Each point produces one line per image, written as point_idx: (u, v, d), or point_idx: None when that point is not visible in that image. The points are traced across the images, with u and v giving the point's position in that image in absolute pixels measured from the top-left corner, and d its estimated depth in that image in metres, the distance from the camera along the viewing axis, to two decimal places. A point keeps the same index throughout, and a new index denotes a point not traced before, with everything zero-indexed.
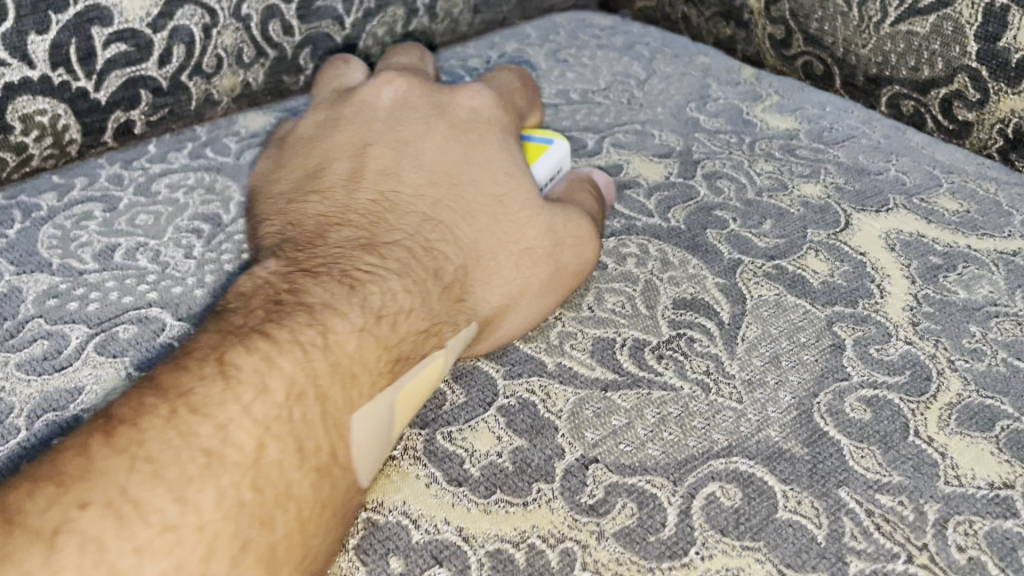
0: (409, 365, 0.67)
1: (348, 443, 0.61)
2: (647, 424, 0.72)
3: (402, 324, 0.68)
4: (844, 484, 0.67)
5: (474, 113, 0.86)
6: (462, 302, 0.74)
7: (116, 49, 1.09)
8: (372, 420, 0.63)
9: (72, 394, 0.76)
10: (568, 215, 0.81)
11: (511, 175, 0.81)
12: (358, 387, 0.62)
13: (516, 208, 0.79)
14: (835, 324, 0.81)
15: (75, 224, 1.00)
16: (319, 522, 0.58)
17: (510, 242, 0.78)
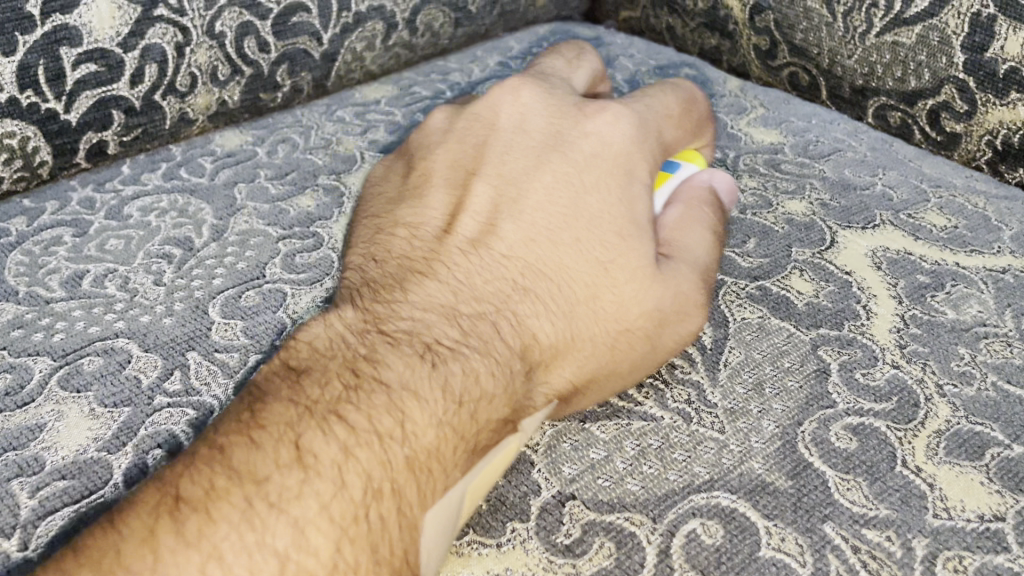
0: (493, 448, 0.64)
1: (422, 542, 0.57)
2: (626, 457, 0.69)
3: (484, 408, 0.65)
4: (829, 518, 0.65)
5: (598, 152, 0.79)
6: (554, 373, 0.71)
7: (86, 69, 1.06)
8: (447, 518, 0.60)
9: (33, 432, 0.74)
10: (679, 283, 0.73)
11: (628, 229, 0.74)
12: (438, 476, 0.59)
13: (608, 264, 0.73)
14: (820, 348, 0.78)
15: (44, 250, 0.98)
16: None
17: (613, 317, 0.72)
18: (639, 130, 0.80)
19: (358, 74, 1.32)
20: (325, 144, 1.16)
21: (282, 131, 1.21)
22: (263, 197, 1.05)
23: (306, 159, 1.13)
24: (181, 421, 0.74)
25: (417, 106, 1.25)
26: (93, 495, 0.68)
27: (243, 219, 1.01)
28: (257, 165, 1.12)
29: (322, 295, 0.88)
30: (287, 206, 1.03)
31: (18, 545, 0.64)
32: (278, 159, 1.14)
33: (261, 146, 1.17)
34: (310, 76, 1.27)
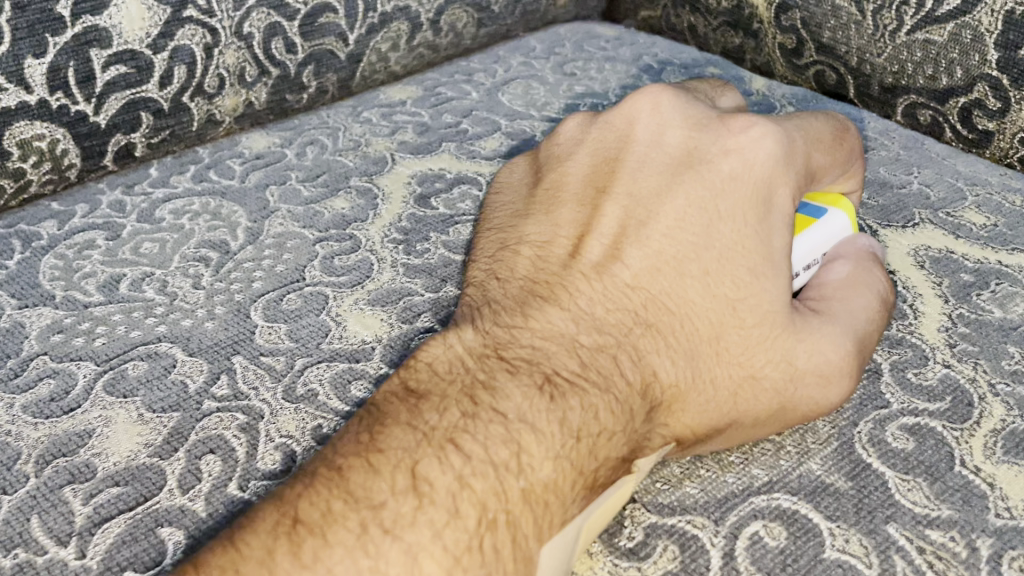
0: (607, 489, 0.62)
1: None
2: (683, 460, 0.69)
3: (604, 453, 0.62)
4: (892, 519, 0.65)
5: (740, 178, 0.71)
6: (678, 422, 0.67)
7: (116, 71, 1.06)
8: (561, 552, 0.58)
9: (81, 438, 0.73)
10: (812, 331, 0.67)
11: (765, 271, 0.68)
12: (554, 516, 0.58)
13: (738, 309, 0.67)
14: (870, 348, 0.78)
15: (78, 254, 0.97)
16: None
17: (743, 368, 0.66)
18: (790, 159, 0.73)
19: (383, 75, 1.31)
20: (354, 145, 1.16)
21: (309, 132, 1.20)
22: (296, 200, 1.04)
23: (337, 161, 1.12)
24: (232, 426, 0.73)
25: (443, 106, 1.24)
26: (148, 502, 0.67)
27: (278, 222, 1.00)
28: (287, 167, 1.11)
29: (365, 298, 0.87)
30: (321, 208, 1.02)
31: (75, 554, 0.63)
32: (307, 160, 1.13)
33: (289, 148, 1.16)
34: (336, 77, 1.26)
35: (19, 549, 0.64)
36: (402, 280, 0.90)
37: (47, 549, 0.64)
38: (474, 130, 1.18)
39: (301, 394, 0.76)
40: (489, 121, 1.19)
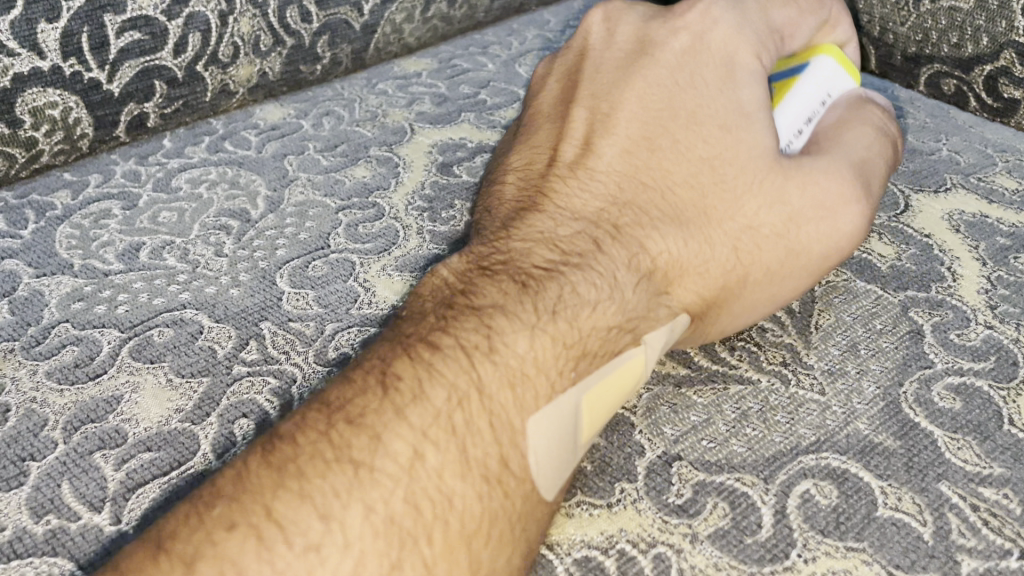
0: (598, 363, 0.60)
1: (523, 447, 0.54)
2: (728, 420, 0.68)
3: (586, 321, 0.61)
4: (943, 478, 0.63)
5: (689, 53, 0.74)
6: (670, 292, 0.66)
7: (130, 37, 1.04)
8: (554, 422, 0.56)
9: (110, 404, 0.71)
10: (803, 172, 0.69)
11: (734, 127, 0.70)
12: (541, 382, 0.56)
13: (718, 167, 0.69)
14: (910, 309, 0.77)
15: (94, 223, 0.95)
16: (500, 528, 0.52)
17: (742, 221, 0.68)
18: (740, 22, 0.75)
19: (397, 47, 1.30)
20: (372, 116, 1.14)
21: (325, 103, 1.18)
22: (315, 169, 1.02)
23: (355, 132, 1.10)
24: (264, 391, 0.72)
25: (460, 78, 1.22)
26: (182, 466, 0.65)
27: (298, 191, 0.98)
28: (304, 138, 1.09)
29: (392, 264, 0.86)
30: (341, 176, 1.00)
31: (110, 519, 0.62)
32: (324, 131, 1.11)
33: (305, 119, 1.14)
34: (351, 48, 1.24)
35: (50, 514, 0.62)
36: (429, 246, 0.88)
37: (79, 514, 0.62)
38: (493, 101, 1.16)
39: (334, 358, 0.75)
40: (508, 93, 1.18)
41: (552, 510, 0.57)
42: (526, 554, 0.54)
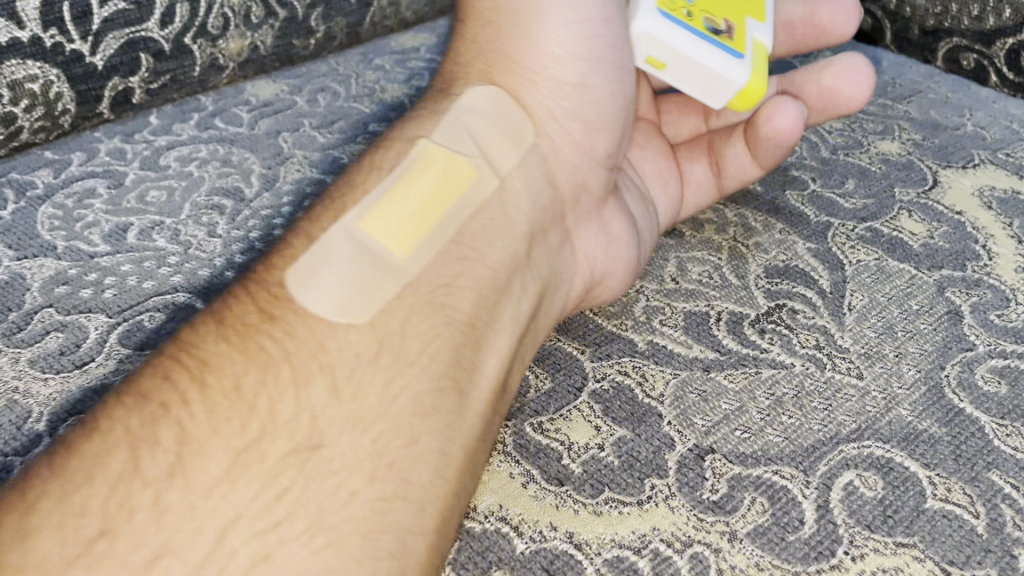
0: (418, 210, 0.56)
1: (332, 299, 0.51)
2: (762, 408, 0.64)
3: (356, 181, 0.58)
4: (993, 467, 0.60)
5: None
6: (460, 137, 0.62)
7: (114, 7, 0.98)
8: (371, 271, 0.53)
9: (98, 394, 0.66)
10: (499, 31, 0.69)
11: (489, 6, 0.69)
12: (301, 240, 0.54)
13: (466, 50, 0.70)
14: (947, 289, 0.73)
15: (78, 203, 0.89)
16: (277, 377, 0.48)
17: (519, 92, 0.68)
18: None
19: (393, 21, 1.24)
20: (369, 92, 1.09)
21: (320, 79, 1.12)
22: (312, 146, 0.97)
23: (352, 108, 1.05)
24: None
25: None
26: None
27: (294, 169, 0.93)
28: (299, 114, 1.04)
29: None
30: (339, 154, 0.96)
31: None
32: (320, 107, 1.06)
33: (299, 95, 1.09)
34: (346, 22, 1.18)
35: None
36: None
37: None
38: None
39: None
40: None
41: (373, 352, 0.51)
42: (334, 399, 0.49)
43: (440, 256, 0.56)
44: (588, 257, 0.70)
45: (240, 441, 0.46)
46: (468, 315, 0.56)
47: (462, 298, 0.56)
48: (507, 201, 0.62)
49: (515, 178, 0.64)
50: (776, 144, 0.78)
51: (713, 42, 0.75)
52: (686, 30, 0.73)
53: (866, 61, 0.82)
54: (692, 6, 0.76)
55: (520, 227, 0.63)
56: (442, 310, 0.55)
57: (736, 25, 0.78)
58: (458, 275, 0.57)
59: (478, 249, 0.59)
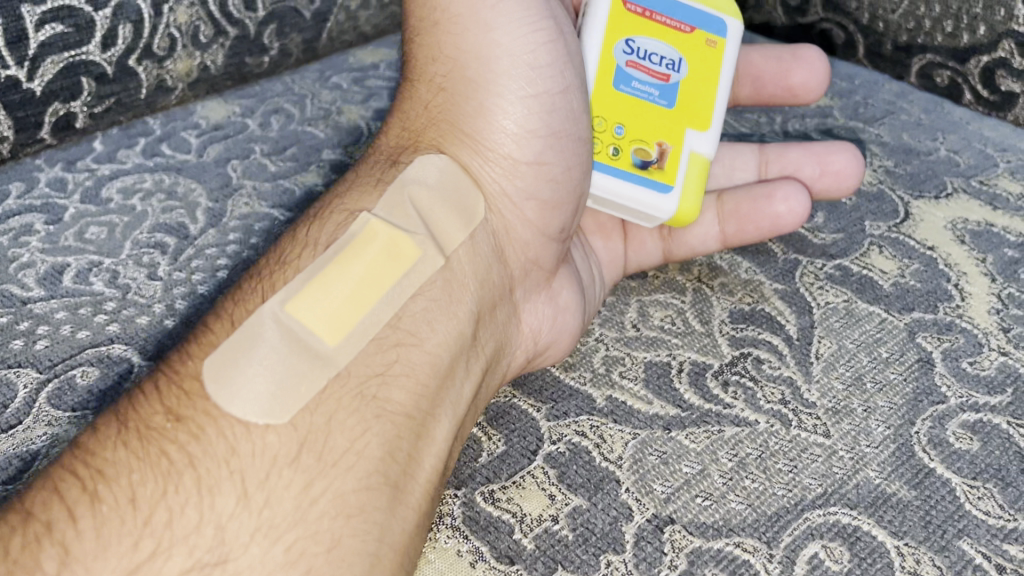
0: (348, 288, 0.54)
1: (249, 392, 0.49)
2: (724, 471, 0.60)
3: (288, 261, 0.56)
4: (964, 534, 0.57)
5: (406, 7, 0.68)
6: (403, 209, 0.59)
7: (51, 30, 0.92)
8: (290, 360, 0.50)
9: (24, 462, 0.63)
10: (452, 99, 0.66)
11: (442, 73, 0.67)
12: (221, 330, 0.52)
13: (415, 116, 0.67)
14: (918, 334, 0.70)
15: (13, 241, 0.85)
16: (181, 486, 0.46)
17: (472, 165, 0.65)
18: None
19: (351, 36, 1.19)
20: (325, 114, 1.05)
21: (274, 99, 1.08)
22: (262, 176, 0.93)
23: (306, 132, 1.01)
24: None
25: None
26: None
27: (243, 202, 0.89)
28: (250, 139, 1.00)
29: None
30: (291, 185, 0.92)
31: None
32: (272, 131, 1.02)
33: (251, 118, 1.04)
34: (301, 38, 1.13)
35: None
36: None
37: None
38: None
39: None
40: None
41: (293, 453, 0.49)
42: (243, 508, 0.47)
43: (373, 344, 0.54)
44: (533, 330, 0.68)
45: (133, 560, 0.44)
46: (400, 406, 0.54)
47: (396, 390, 0.54)
48: (452, 280, 0.60)
49: (462, 255, 0.62)
50: (772, 226, 0.78)
51: (639, 179, 0.75)
52: (611, 175, 0.74)
53: (856, 149, 0.82)
54: (621, 136, 0.75)
55: (463, 305, 0.60)
56: (374, 403, 0.53)
57: (670, 147, 0.76)
58: (393, 364, 0.55)
59: (418, 334, 0.57)
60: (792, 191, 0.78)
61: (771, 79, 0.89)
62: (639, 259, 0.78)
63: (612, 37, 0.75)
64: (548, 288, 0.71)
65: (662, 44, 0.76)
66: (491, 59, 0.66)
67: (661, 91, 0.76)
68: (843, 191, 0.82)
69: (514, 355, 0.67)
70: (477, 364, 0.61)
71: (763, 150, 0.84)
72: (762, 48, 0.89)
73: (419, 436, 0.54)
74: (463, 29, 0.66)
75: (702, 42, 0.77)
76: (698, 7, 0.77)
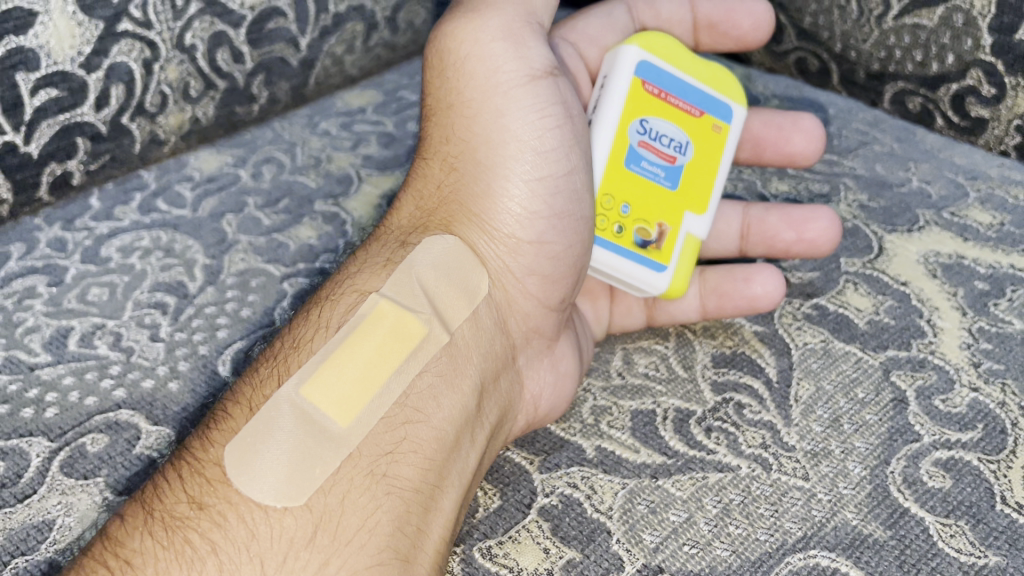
0: (362, 378, 0.58)
1: (271, 482, 0.53)
2: (710, 518, 0.63)
3: (303, 344, 0.60)
4: (937, 572, 0.59)
5: (426, 88, 0.75)
6: (410, 292, 0.64)
7: (46, 95, 0.95)
8: (308, 453, 0.55)
9: (41, 531, 0.65)
10: (461, 178, 0.72)
11: (454, 153, 0.72)
12: (245, 415, 0.56)
13: (428, 194, 0.73)
14: (892, 372, 0.74)
15: (18, 305, 0.87)
16: (204, 573, 0.50)
17: (477, 243, 0.70)
18: (462, 29, 0.72)
19: (338, 79, 1.21)
20: (315, 162, 1.08)
21: (265, 148, 1.10)
22: (257, 230, 0.96)
23: (298, 181, 1.04)
24: None
25: (407, 113, 1.17)
26: None
27: (238, 257, 0.92)
28: (243, 191, 1.03)
29: None
30: (285, 238, 0.95)
31: None
32: (265, 182, 1.04)
33: (243, 168, 1.07)
34: (289, 85, 1.15)
35: None
36: None
37: None
38: None
39: None
40: None
41: (308, 535, 0.53)
42: None
43: (383, 423, 0.58)
44: (533, 396, 0.72)
45: None
46: (409, 481, 0.58)
47: (405, 466, 0.58)
48: (455, 356, 0.65)
49: (464, 331, 0.66)
50: (749, 306, 0.80)
51: (638, 257, 0.79)
52: (613, 251, 0.78)
53: (833, 213, 0.85)
54: (626, 215, 0.78)
55: (467, 379, 0.65)
56: (383, 481, 0.57)
57: (669, 229, 0.80)
58: (401, 442, 0.59)
59: (424, 410, 0.61)
60: (767, 275, 0.80)
61: (772, 145, 0.92)
62: (624, 322, 0.81)
63: (628, 116, 0.78)
64: (550, 354, 0.75)
65: (672, 126, 0.80)
66: (501, 142, 0.71)
67: (667, 173, 0.80)
68: (820, 254, 0.86)
69: (514, 421, 0.71)
70: (483, 433, 0.65)
71: (746, 213, 0.88)
72: (763, 114, 0.92)
73: (428, 509, 0.58)
74: (475, 113, 0.71)
75: (707, 128, 0.82)
76: (706, 94, 0.82)
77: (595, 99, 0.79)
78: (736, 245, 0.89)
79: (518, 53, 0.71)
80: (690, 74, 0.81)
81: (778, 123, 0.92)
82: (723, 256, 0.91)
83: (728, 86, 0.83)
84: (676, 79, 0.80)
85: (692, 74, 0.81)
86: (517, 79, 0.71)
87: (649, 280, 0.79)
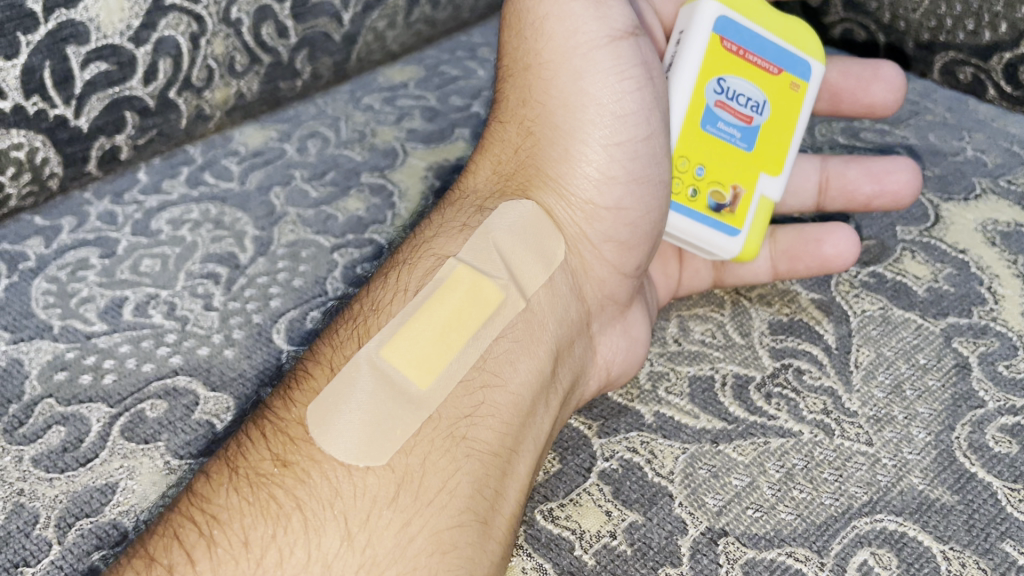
0: (444, 340, 0.58)
1: (357, 439, 0.54)
2: (773, 482, 0.62)
3: (383, 306, 0.61)
4: (1007, 537, 0.59)
5: (502, 50, 0.75)
6: (487, 256, 0.64)
7: (96, 69, 0.95)
8: (396, 412, 0.55)
9: (104, 494, 0.66)
10: (537, 143, 0.72)
11: (531, 117, 0.72)
12: (326, 375, 0.57)
13: (506, 158, 0.73)
14: (953, 339, 0.73)
15: (72, 275, 0.88)
16: (289, 528, 0.51)
17: (552, 208, 0.70)
18: None
19: (380, 54, 1.21)
20: (360, 136, 1.08)
21: (309, 123, 1.10)
22: (305, 203, 0.96)
23: (344, 155, 1.04)
24: None
25: (450, 88, 1.17)
26: None
27: (288, 229, 0.92)
28: (290, 165, 1.03)
29: None
30: (334, 210, 0.95)
31: None
32: (311, 155, 1.05)
33: (289, 142, 1.07)
34: (331, 61, 1.15)
35: None
36: None
37: None
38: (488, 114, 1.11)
39: None
40: None
41: (391, 494, 0.53)
42: (347, 547, 0.51)
43: (463, 386, 0.59)
44: (606, 361, 0.71)
45: None
46: (488, 444, 0.58)
47: (484, 429, 0.58)
48: (531, 321, 0.65)
49: (540, 297, 0.66)
50: (822, 267, 0.80)
51: (713, 221, 0.78)
52: (687, 215, 0.78)
53: (912, 163, 0.85)
54: (701, 177, 0.78)
55: (543, 344, 0.65)
56: (464, 443, 0.57)
57: (744, 191, 0.79)
58: (480, 406, 0.59)
59: (501, 374, 0.61)
60: (840, 236, 0.80)
61: (850, 95, 0.91)
62: (691, 285, 0.81)
63: (706, 75, 0.77)
64: (622, 320, 0.74)
65: (750, 85, 0.79)
66: (579, 108, 0.70)
67: (743, 134, 0.79)
68: (900, 206, 0.86)
69: (587, 386, 0.70)
70: (557, 400, 0.65)
71: (824, 167, 0.87)
72: (841, 63, 0.91)
73: (506, 474, 0.58)
74: (553, 76, 0.71)
75: (786, 86, 0.80)
76: (786, 51, 0.80)
77: (671, 56, 0.79)
78: (814, 199, 0.88)
79: (599, 14, 0.71)
80: (770, 30, 0.79)
81: (858, 72, 0.91)
82: (800, 211, 0.89)
83: (808, 43, 0.81)
84: (755, 36, 0.79)
85: (772, 30, 0.80)
86: (596, 40, 0.70)
87: (721, 244, 0.78)
